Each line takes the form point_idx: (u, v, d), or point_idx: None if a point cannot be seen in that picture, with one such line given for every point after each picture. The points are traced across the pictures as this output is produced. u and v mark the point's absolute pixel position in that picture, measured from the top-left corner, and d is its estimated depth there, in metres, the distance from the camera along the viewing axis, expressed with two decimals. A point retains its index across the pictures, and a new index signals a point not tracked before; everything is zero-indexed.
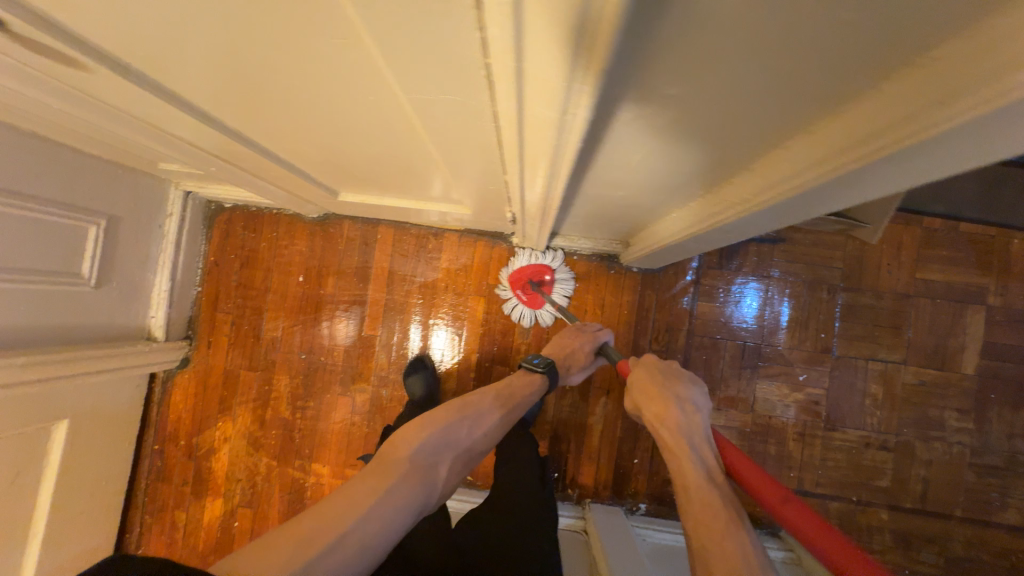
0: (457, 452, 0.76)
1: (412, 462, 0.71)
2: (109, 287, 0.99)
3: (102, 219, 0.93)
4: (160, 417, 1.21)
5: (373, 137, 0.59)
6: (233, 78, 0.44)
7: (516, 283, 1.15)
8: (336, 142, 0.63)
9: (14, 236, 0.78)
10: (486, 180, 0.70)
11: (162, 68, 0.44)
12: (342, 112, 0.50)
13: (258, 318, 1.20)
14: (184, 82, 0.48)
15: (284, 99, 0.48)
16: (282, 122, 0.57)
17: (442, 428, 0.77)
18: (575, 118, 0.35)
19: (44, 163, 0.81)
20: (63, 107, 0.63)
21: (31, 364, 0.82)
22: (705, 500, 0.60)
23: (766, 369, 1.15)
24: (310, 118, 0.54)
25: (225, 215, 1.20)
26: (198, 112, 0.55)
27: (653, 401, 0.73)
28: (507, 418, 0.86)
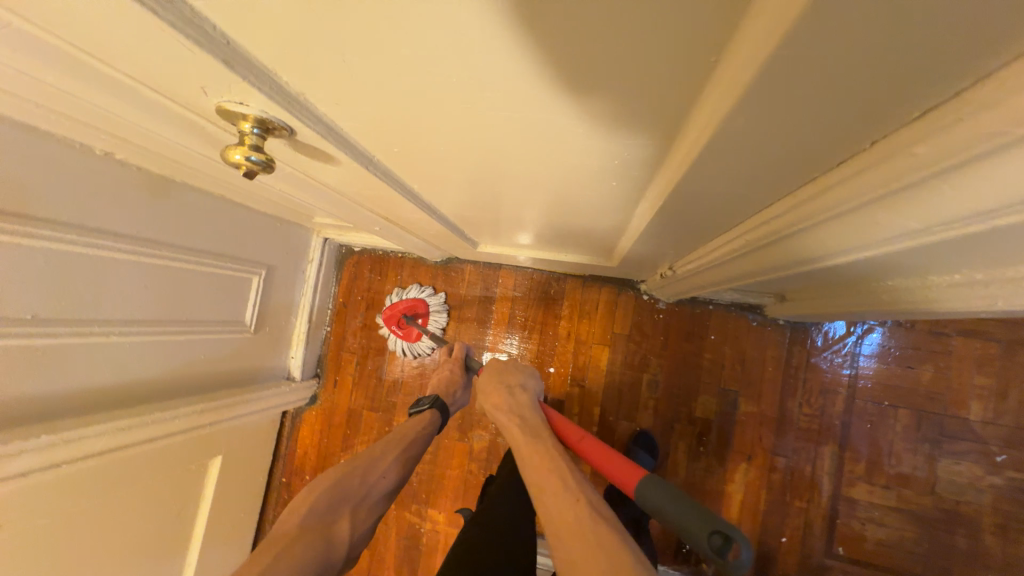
0: (354, 505, 0.75)
1: (299, 526, 0.68)
2: (264, 332, 1.05)
3: (263, 269, 0.99)
4: (288, 450, 1.26)
5: (577, 201, 0.56)
6: (478, 153, 0.43)
7: (391, 320, 1.19)
8: (527, 206, 0.61)
9: (198, 290, 0.85)
10: (673, 242, 0.65)
11: (409, 152, 0.44)
12: (571, 179, 0.48)
13: (381, 358, 1.23)
14: (419, 166, 0.48)
15: (515, 169, 0.46)
16: (488, 189, 0.55)
17: (328, 483, 0.74)
18: (970, 229, 0.28)
19: (226, 222, 0.88)
20: (267, 180, 0.68)
21: (203, 409, 0.88)
22: (530, 446, 0.67)
23: (951, 444, 0.97)
24: (525, 185, 0.52)
25: (354, 258, 1.25)
26: (412, 183, 0.55)
27: (495, 388, 0.79)
28: (404, 450, 0.84)
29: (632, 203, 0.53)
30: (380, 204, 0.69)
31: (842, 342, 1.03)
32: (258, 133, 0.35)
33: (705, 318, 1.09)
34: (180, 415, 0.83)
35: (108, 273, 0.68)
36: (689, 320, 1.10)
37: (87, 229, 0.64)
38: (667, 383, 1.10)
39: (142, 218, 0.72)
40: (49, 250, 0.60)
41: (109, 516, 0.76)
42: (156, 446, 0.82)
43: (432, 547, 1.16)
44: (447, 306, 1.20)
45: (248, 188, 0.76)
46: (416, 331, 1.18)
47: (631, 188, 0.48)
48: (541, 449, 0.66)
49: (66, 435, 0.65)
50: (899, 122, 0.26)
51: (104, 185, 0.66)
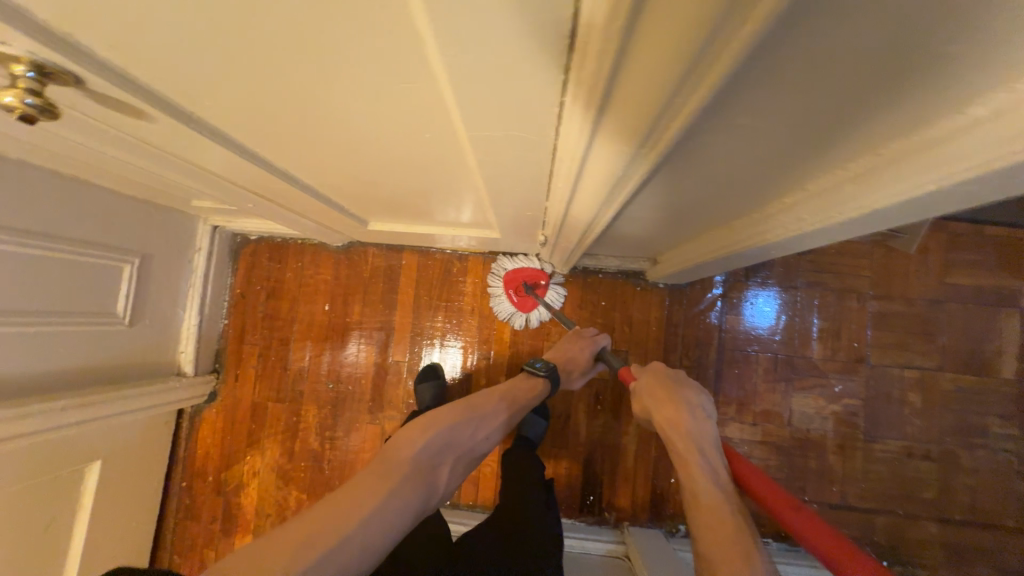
0: (454, 455, 0.78)
1: (415, 462, 0.72)
2: (142, 324, 0.99)
3: (137, 257, 0.94)
4: (188, 453, 1.20)
5: (421, 167, 0.60)
6: (294, 119, 0.46)
7: (509, 284, 1.14)
8: (380, 173, 0.64)
9: (49, 277, 0.78)
10: (523, 205, 0.70)
11: (222, 114, 0.45)
12: (395, 144, 0.51)
13: (286, 348, 1.20)
14: (239, 127, 0.49)
15: (340, 135, 0.49)
16: (331, 154, 0.57)
17: (444, 429, 0.78)
18: (652, 147, 0.35)
19: (83, 206, 0.82)
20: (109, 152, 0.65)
21: (72, 407, 0.83)
22: (714, 494, 0.64)
23: (800, 380, 1.13)
24: (362, 150, 0.54)
25: (250, 247, 1.21)
26: (251, 149, 0.56)
27: (666, 405, 0.75)
28: (511, 419, 0.89)
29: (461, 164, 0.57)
30: (241, 178, 0.69)
31: (714, 300, 1.17)
32: (34, 77, 0.35)
33: (598, 287, 1.18)
34: (32, 412, 0.75)
35: None
36: (583, 289, 1.18)
37: None
38: None
39: None
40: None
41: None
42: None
43: None
44: (565, 285, 1.16)
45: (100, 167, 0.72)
46: (532, 301, 1.14)
47: (451, 151, 0.52)
48: (723, 496, 0.63)
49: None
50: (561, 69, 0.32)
51: None
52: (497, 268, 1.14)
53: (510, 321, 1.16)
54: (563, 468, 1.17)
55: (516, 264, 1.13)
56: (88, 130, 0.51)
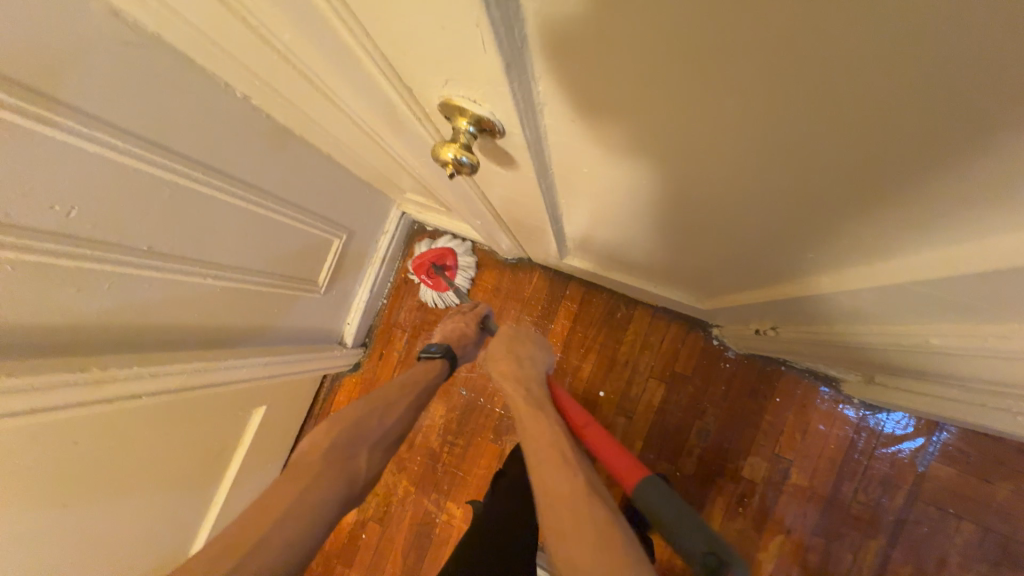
0: (371, 446, 0.75)
1: (321, 457, 0.69)
2: (331, 294, 1.04)
3: (345, 233, 0.98)
4: (321, 410, 1.26)
5: (736, 255, 0.52)
6: (692, 190, 0.39)
7: (418, 268, 1.16)
8: (670, 244, 0.57)
9: (286, 244, 0.83)
10: (807, 311, 0.60)
11: (613, 170, 0.40)
12: (768, 238, 0.43)
13: (431, 342, 1.22)
14: (582, 179, 0.45)
15: (717, 216, 0.42)
16: (652, 221, 0.51)
17: (350, 422, 0.74)
18: None
19: (326, 184, 0.86)
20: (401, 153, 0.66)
21: (268, 363, 0.89)
22: (535, 413, 0.74)
23: (1013, 571, 0.91)
24: (703, 229, 0.47)
25: (424, 236, 1.23)
26: (573, 194, 0.52)
27: (506, 360, 0.86)
28: (414, 397, 0.82)
29: (803, 270, 0.48)
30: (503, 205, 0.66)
31: (916, 437, 0.98)
32: (470, 132, 0.34)
33: (775, 379, 1.04)
34: (234, 365, 0.80)
35: (202, 208, 0.64)
36: (756, 376, 1.05)
37: (192, 160, 0.60)
38: (720, 432, 1.06)
39: (259, 164, 0.70)
40: (161, 180, 0.56)
41: (154, 448, 0.75)
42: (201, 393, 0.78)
43: (441, 539, 1.16)
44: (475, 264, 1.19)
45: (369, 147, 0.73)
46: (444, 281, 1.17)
47: (821, 258, 0.44)
48: (544, 416, 0.73)
49: (109, 373, 0.59)
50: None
51: (237, 124, 0.64)
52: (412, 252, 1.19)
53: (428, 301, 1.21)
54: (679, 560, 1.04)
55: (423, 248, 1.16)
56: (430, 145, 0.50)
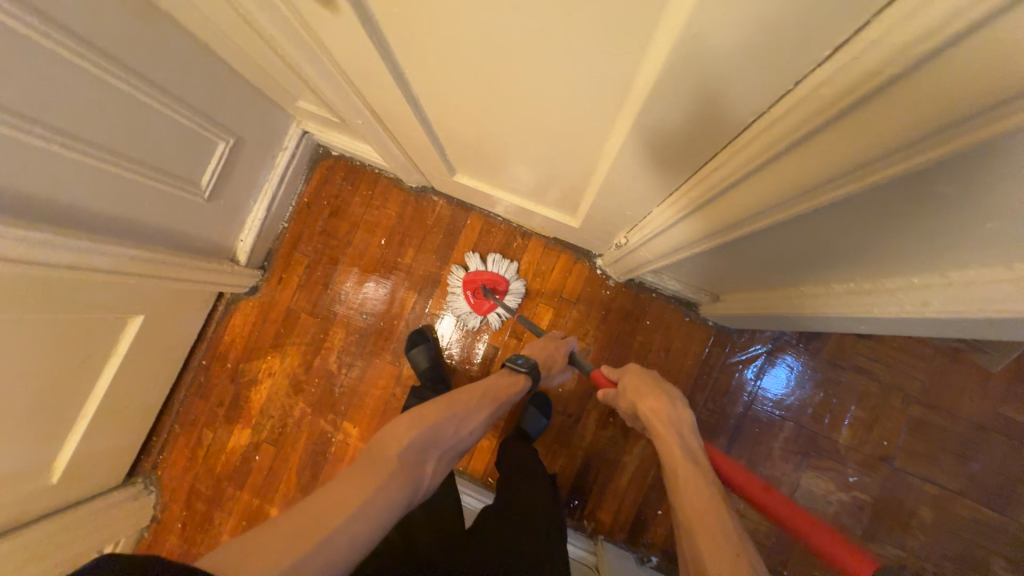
0: (438, 450, 0.79)
1: (400, 459, 0.73)
2: (218, 203, 1.02)
3: (232, 138, 0.96)
4: (215, 334, 1.23)
5: (558, 128, 0.59)
6: (485, 35, 0.45)
7: (468, 286, 1.17)
8: (510, 127, 0.63)
9: (157, 131, 0.80)
10: (631, 198, 0.69)
11: (417, 11, 0.46)
12: (562, 92, 0.50)
13: (333, 267, 1.22)
14: (400, 29, 0.50)
15: (517, 68, 0.49)
16: (482, 91, 0.56)
17: (428, 427, 0.79)
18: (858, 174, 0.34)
19: (205, 76, 0.84)
20: (263, 32, 0.67)
21: (140, 259, 0.88)
22: (691, 469, 0.69)
23: (818, 459, 1.11)
24: (519, 91, 0.53)
25: (329, 161, 1.23)
26: (410, 55, 0.55)
27: (652, 397, 0.81)
28: (489, 419, 0.89)
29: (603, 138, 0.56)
30: (367, 94, 0.69)
31: (754, 355, 1.15)
32: None
33: (648, 304, 1.17)
34: (86, 248, 0.77)
35: (50, 66, 0.61)
36: (631, 302, 1.17)
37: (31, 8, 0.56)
38: (598, 352, 1.17)
39: (122, 34, 0.67)
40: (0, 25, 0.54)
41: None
42: (58, 277, 0.76)
43: (336, 456, 1.19)
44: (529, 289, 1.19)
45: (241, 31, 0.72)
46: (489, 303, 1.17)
47: (599, 115, 0.52)
48: (700, 476, 0.68)
49: None
50: (827, 55, 0.32)
51: None
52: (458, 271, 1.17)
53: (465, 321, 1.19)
54: (558, 464, 1.18)
55: (474, 268, 1.17)
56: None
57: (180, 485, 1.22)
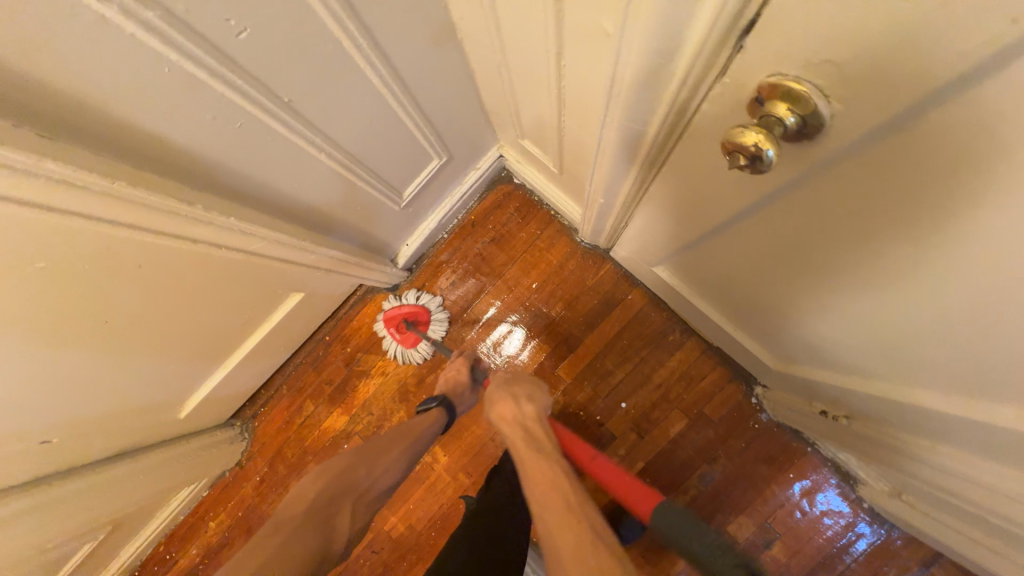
0: (355, 502, 0.68)
1: (303, 516, 0.61)
2: (408, 213, 1.00)
3: (445, 158, 0.92)
4: (346, 316, 1.24)
5: (905, 345, 0.47)
6: (910, 277, 0.37)
7: (390, 323, 1.17)
8: (829, 308, 0.52)
9: (398, 149, 0.78)
10: (916, 418, 0.57)
11: (836, 221, 0.38)
12: (979, 356, 0.39)
13: (476, 293, 1.18)
14: (780, 210, 0.42)
15: (923, 311, 0.39)
16: (843, 284, 0.46)
17: (333, 472, 0.68)
18: None
19: (454, 101, 0.80)
20: (565, 111, 0.62)
21: (350, 261, 0.90)
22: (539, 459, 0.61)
23: None
24: (896, 313, 0.43)
25: (508, 186, 1.18)
26: (768, 224, 0.46)
27: (501, 399, 0.72)
28: (404, 446, 0.77)
29: (984, 394, 0.43)
30: (659, 198, 0.60)
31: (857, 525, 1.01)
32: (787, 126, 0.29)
33: (796, 455, 1.03)
34: (306, 248, 0.74)
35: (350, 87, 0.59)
36: (777, 446, 1.04)
37: (364, 27, 0.53)
38: (720, 483, 1.06)
39: (415, 53, 0.63)
40: (333, 36, 0.51)
41: (182, 294, 0.71)
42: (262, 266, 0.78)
43: (418, 477, 1.17)
44: (450, 317, 1.18)
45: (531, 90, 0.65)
46: (415, 337, 1.16)
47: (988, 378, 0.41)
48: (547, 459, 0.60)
49: (207, 216, 0.53)
50: None
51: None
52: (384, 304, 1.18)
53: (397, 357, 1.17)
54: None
55: (392, 305, 1.17)
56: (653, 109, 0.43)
57: (271, 442, 1.26)
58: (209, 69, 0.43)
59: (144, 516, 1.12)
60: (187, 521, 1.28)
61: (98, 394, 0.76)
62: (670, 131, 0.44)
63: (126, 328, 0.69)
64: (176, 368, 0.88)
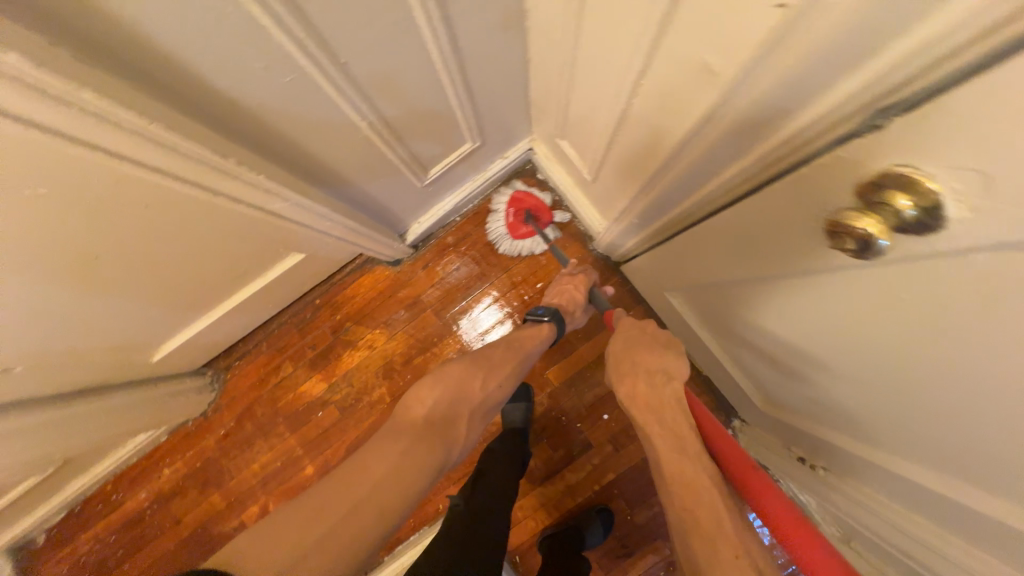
0: (472, 408, 0.68)
1: (426, 422, 0.63)
2: (428, 191, 0.96)
3: (478, 143, 0.89)
4: (340, 283, 1.20)
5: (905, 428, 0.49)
6: (945, 374, 0.37)
7: (512, 205, 1.13)
8: (836, 378, 0.54)
9: (436, 128, 0.74)
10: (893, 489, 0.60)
11: (883, 310, 0.38)
12: (986, 456, 0.40)
13: (478, 282, 1.16)
14: (822, 286, 0.43)
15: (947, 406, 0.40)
16: (869, 368, 0.46)
17: (449, 379, 0.68)
18: None
19: (501, 89, 0.77)
20: (623, 127, 0.60)
21: (361, 232, 0.85)
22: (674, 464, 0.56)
23: None
24: (910, 401, 0.44)
25: (530, 181, 1.16)
26: (808, 295, 0.46)
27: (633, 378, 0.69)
28: (517, 366, 0.76)
29: (970, 491, 0.46)
30: (700, 237, 0.59)
31: None
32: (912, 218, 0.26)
33: None
34: (319, 214, 0.70)
35: (408, 58, 0.55)
36: None
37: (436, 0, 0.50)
38: None
39: (478, 35, 0.60)
40: (407, 4, 0.47)
41: (183, 241, 0.66)
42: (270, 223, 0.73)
43: None
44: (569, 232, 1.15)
45: (593, 97, 0.62)
46: (525, 229, 1.13)
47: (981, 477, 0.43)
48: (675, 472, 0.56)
49: (237, 170, 0.49)
50: None
51: None
52: (496, 200, 1.14)
53: (498, 243, 1.15)
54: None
55: (525, 189, 1.13)
56: (740, 154, 0.41)
57: (240, 398, 1.21)
58: (275, 16, 0.39)
59: (97, 454, 1.08)
60: (140, 463, 1.23)
61: (71, 328, 0.71)
62: (746, 180, 0.43)
63: (116, 268, 0.64)
64: (159, 311, 0.83)
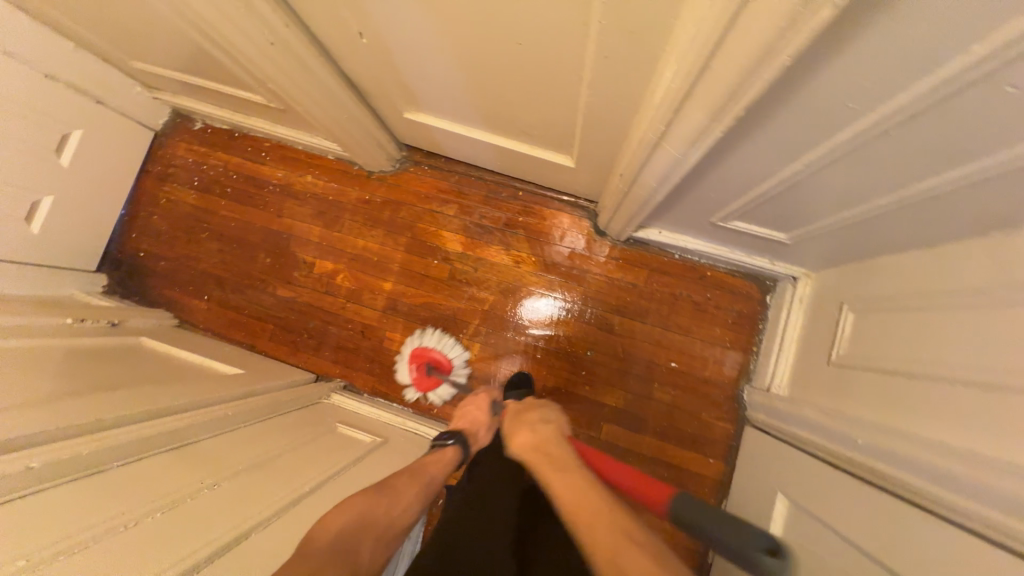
0: (378, 537, 0.59)
1: (331, 549, 0.53)
2: (705, 226, 0.93)
3: (787, 240, 0.85)
4: (546, 199, 1.21)
5: None
6: None
7: (414, 359, 1.16)
8: None
9: (803, 210, 0.71)
10: None
11: None
12: None
13: (632, 311, 1.15)
14: None
15: None
16: None
17: (352, 510, 0.59)
18: None
19: (874, 242, 0.72)
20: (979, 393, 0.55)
21: (642, 203, 0.84)
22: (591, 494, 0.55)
23: None
24: None
25: (756, 294, 1.11)
26: None
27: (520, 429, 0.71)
28: (420, 492, 0.69)
29: None
30: (914, 522, 0.57)
31: None
32: None
33: None
34: (664, 176, 0.68)
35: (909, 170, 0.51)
36: None
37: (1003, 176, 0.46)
38: None
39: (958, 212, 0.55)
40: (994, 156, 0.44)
41: (571, 85, 0.69)
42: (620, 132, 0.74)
43: None
44: (561, 355, 1.16)
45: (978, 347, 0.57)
46: (432, 381, 1.15)
47: None
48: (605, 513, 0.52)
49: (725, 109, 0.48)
50: None
51: None
52: (416, 337, 1.18)
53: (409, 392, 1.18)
54: None
55: (427, 343, 1.16)
56: None
57: (402, 191, 1.27)
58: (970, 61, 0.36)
59: (295, 124, 1.17)
60: (300, 154, 1.33)
61: (425, 52, 0.75)
62: None
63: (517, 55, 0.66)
64: (464, 96, 0.86)
